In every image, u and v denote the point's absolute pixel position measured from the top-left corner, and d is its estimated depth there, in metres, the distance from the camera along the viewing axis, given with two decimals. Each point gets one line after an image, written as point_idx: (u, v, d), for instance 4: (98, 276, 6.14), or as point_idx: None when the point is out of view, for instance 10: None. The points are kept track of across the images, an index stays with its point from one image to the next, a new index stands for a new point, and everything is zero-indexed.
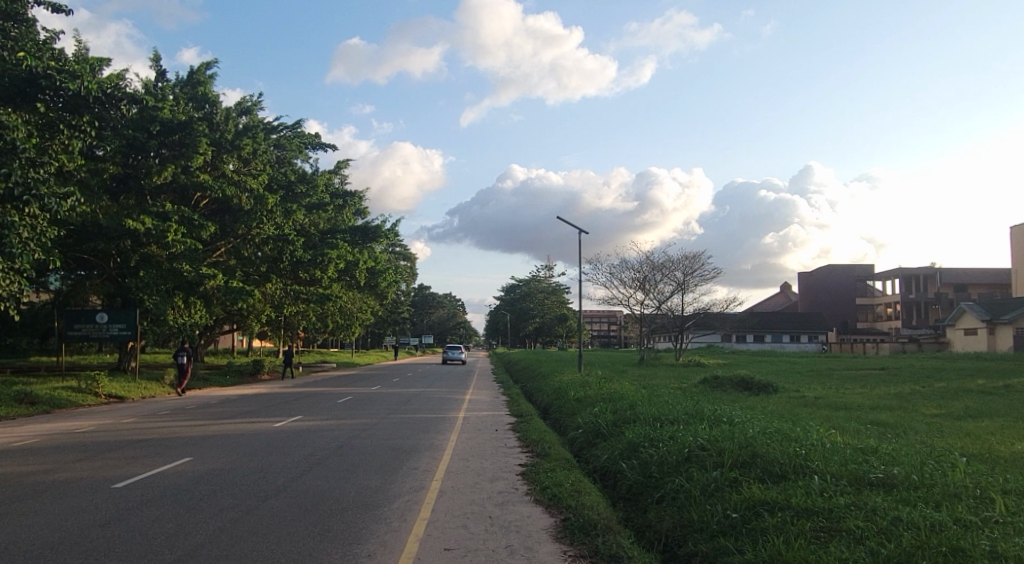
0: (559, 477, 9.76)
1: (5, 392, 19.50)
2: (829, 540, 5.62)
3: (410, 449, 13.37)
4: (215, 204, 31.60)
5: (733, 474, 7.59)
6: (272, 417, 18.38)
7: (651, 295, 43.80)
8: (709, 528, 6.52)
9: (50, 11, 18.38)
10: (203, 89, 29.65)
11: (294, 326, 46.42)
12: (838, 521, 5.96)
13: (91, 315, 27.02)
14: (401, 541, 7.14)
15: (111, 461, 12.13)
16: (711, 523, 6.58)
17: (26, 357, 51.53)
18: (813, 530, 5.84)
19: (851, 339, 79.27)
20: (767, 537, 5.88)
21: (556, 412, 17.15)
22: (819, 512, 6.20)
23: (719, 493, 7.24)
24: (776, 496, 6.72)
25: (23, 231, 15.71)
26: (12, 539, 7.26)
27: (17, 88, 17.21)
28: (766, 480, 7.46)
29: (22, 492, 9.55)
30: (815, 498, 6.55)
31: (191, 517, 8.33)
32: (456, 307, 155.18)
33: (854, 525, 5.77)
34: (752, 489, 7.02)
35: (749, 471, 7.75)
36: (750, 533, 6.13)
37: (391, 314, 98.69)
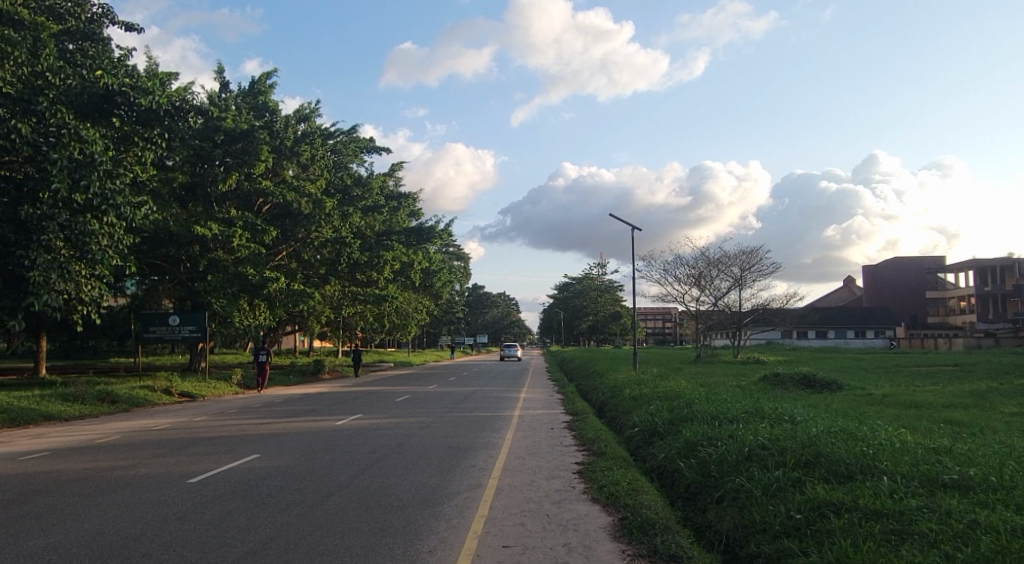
0: (616, 476, 9.79)
1: (88, 391, 20.61)
2: (900, 543, 5.55)
3: (467, 447, 13.58)
4: (277, 209, 32.57)
5: (796, 475, 7.51)
6: (333, 415, 18.94)
7: (707, 292, 43.18)
8: (772, 528, 6.48)
9: (123, 30, 19.33)
10: (263, 98, 30.60)
11: (352, 327, 47.44)
12: (909, 523, 5.87)
13: (164, 318, 28.18)
14: (460, 538, 7.33)
15: (185, 457, 12.74)
16: (774, 524, 6.54)
17: (106, 357, 54.41)
18: (882, 533, 5.77)
19: (920, 334, 76.50)
20: (832, 539, 5.84)
21: (611, 411, 17.13)
22: (889, 514, 6.10)
23: (782, 494, 7.18)
24: (843, 497, 6.64)
25: (102, 239, 16.66)
26: (98, 530, 7.76)
27: (95, 104, 17.74)
28: (831, 481, 7.35)
29: (105, 487, 10.12)
30: (884, 500, 6.44)
31: (260, 511, 8.71)
32: (510, 306, 156.07)
33: (927, 528, 5.68)
34: (817, 490, 6.95)
35: (813, 471, 7.66)
36: (815, 534, 6.09)
37: (446, 314, 100.02)
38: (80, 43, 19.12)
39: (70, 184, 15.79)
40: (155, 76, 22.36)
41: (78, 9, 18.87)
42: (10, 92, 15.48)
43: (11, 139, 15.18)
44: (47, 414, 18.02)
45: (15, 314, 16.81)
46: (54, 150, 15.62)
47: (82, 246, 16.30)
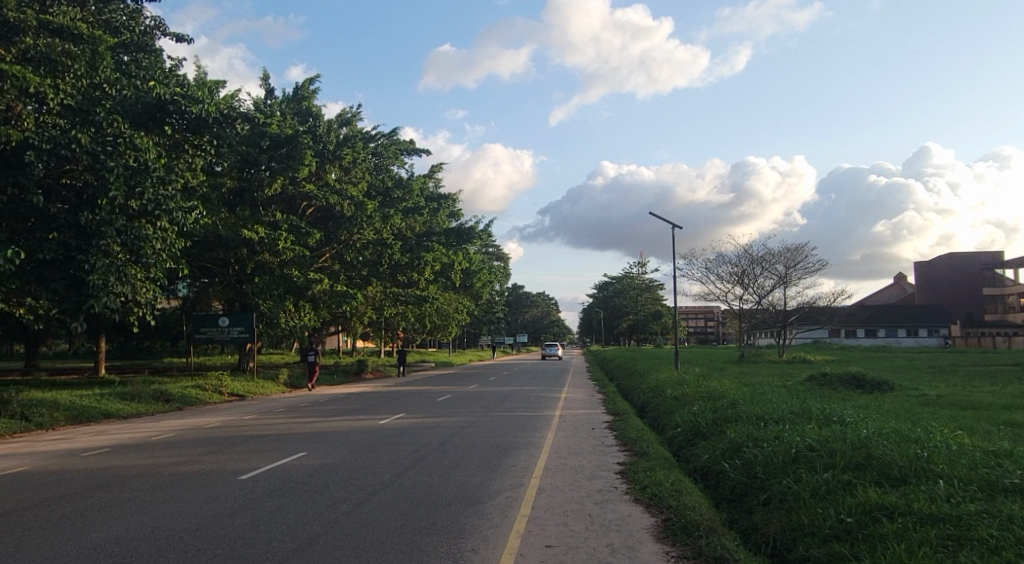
0: (659, 477, 9.78)
1: (144, 391, 21.33)
2: (959, 549, 5.46)
3: (508, 446, 13.70)
4: (320, 212, 33.15)
5: (847, 477, 7.43)
6: (377, 415, 19.28)
7: (750, 290, 42.57)
8: (822, 532, 6.42)
9: (174, 41, 19.96)
10: (306, 103, 31.24)
11: (394, 327, 48.05)
12: (967, 529, 5.77)
13: (214, 319, 28.93)
14: (503, 537, 7.44)
15: (236, 455, 13.16)
16: (823, 527, 6.49)
17: (159, 357, 56.16)
18: (938, 538, 5.69)
19: (976, 332, 74.17)
20: (886, 544, 5.78)
21: (653, 411, 17.08)
22: (945, 519, 6.01)
23: (832, 497, 7.10)
24: (895, 500, 6.56)
25: (157, 242, 17.52)
26: (156, 524, 8.08)
27: (148, 113, 18.71)
28: (884, 484, 7.23)
29: (162, 482, 10.53)
30: (940, 504, 6.34)
31: (308, 508, 8.95)
32: (550, 306, 156.07)
33: (986, 534, 5.58)
34: (868, 493, 6.87)
35: (864, 474, 7.55)
36: (867, 539, 6.03)
37: (486, 314, 100.50)
38: (135, 55, 19.86)
39: (126, 191, 16.49)
40: (205, 85, 23.08)
41: (133, 22, 19.46)
42: (70, 104, 16.20)
43: (72, 148, 15.82)
44: (106, 412, 18.74)
45: (77, 316, 17.36)
46: (111, 158, 16.29)
47: (137, 249, 17.03)
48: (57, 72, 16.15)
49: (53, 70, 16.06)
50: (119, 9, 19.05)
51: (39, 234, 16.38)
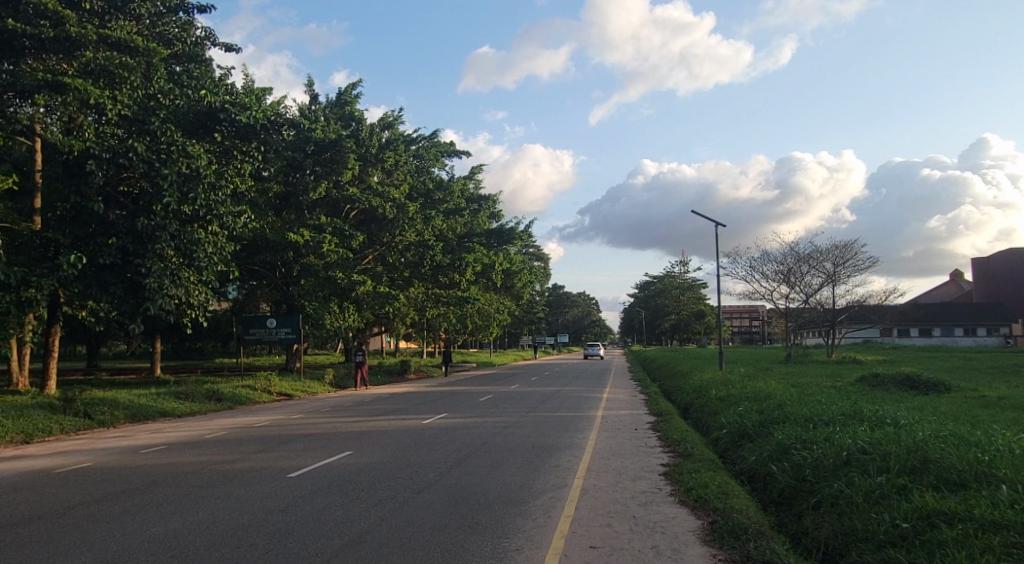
0: (704, 478, 9.73)
1: (197, 390, 22.00)
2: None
3: (551, 447, 13.75)
4: (363, 215, 33.67)
5: (901, 481, 7.29)
6: (421, 414, 19.54)
7: (797, 288, 41.77)
8: (876, 537, 6.33)
9: (223, 50, 20.54)
10: (349, 108, 31.75)
11: (437, 327, 48.50)
12: None
13: (262, 320, 29.61)
14: (547, 537, 7.51)
15: (285, 452, 13.51)
16: (877, 533, 6.39)
17: (210, 357, 57.77)
18: (1002, 545, 5.55)
19: None
20: (945, 551, 5.67)
21: (697, 412, 16.92)
22: (1008, 525, 5.86)
23: (886, 501, 6.98)
24: (954, 505, 6.41)
25: (208, 246, 18.17)
26: (210, 519, 8.35)
27: (199, 122, 19.75)
28: (941, 489, 7.08)
29: (215, 479, 10.87)
30: (1002, 510, 6.17)
31: (354, 505, 9.16)
32: (591, 306, 155.58)
33: None
34: (925, 498, 6.72)
35: (921, 478, 7.40)
36: (925, 545, 5.91)
37: (527, 314, 100.61)
38: (187, 65, 20.40)
39: (179, 197, 17.21)
40: (252, 93, 23.70)
41: (185, 33, 19.77)
42: (127, 114, 17.08)
43: (129, 156, 16.61)
44: (162, 411, 19.40)
45: (135, 319, 17.92)
46: (165, 166, 16.92)
47: (189, 253, 17.71)
48: (115, 83, 16.73)
49: (111, 82, 16.64)
50: (172, 22, 19.46)
51: (99, 239, 17.06)
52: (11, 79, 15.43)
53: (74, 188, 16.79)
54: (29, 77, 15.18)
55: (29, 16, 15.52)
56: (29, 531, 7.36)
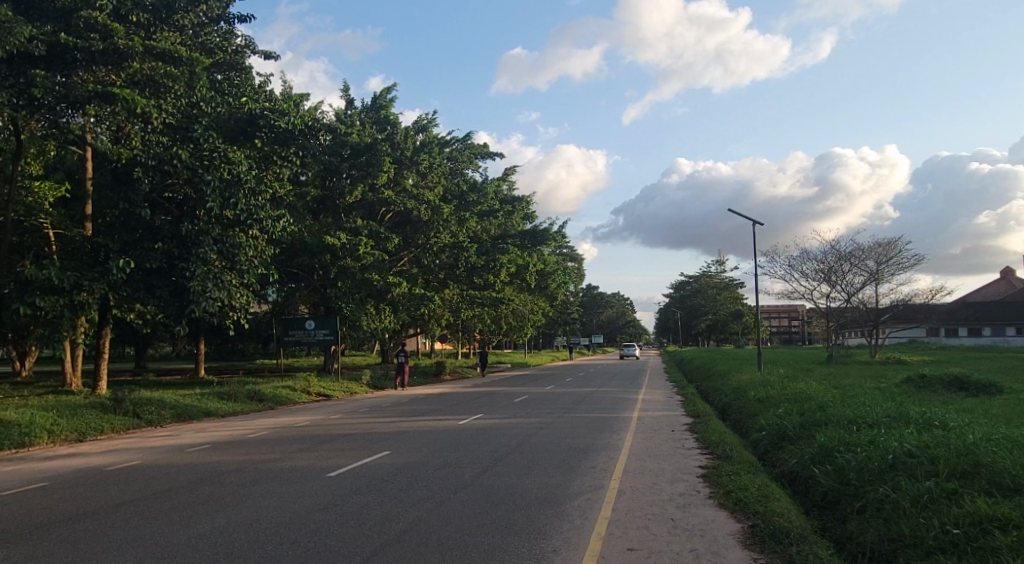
0: (743, 481, 9.65)
1: (239, 391, 22.50)
2: None
3: (587, 448, 13.74)
4: (398, 217, 34.01)
5: (951, 486, 7.12)
6: (458, 415, 19.67)
7: (838, 287, 40.97)
8: (925, 544, 6.21)
9: (262, 58, 20.95)
10: (384, 112, 32.07)
11: (471, 328, 48.77)
12: None
13: (301, 322, 30.07)
14: (584, 539, 7.51)
15: (325, 452, 13.76)
16: (927, 539, 6.26)
17: (251, 359, 58.93)
18: None
19: None
20: (998, 559, 5.53)
21: (735, 413, 16.72)
22: None
23: (935, 506, 6.84)
24: (1008, 511, 6.24)
25: (250, 250, 18.60)
26: (254, 517, 8.55)
27: (240, 128, 21.03)
28: (993, 494, 6.90)
29: (258, 477, 11.12)
30: None
31: (394, 504, 9.30)
32: (626, 306, 154.66)
33: None
34: (976, 503, 6.56)
35: (972, 483, 7.22)
36: (977, 552, 5.78)
37: (561, 314, 100.41)
38: (229, 74, 20.71)
39: (221, 202, 17.84)
40: (290, 99, 24.15)
41: (226, 42, 19.95)
42: (172, 123, 18.10)
43: (174, 163, 17.55)
44: (206, 411, 19.88)
45: (180, 321, 18.58)
46: (207, 172, 17.70)
47: (232, 256, 18.23)
48: (160, 92, 17.12)
49: (156, 92, 17.03)
50: (214, 31, 19.59)
51: (146, 244, 17.62)
52: (63, 90, 15.53)
53: (123, 195, 17.78)
54: (81, 88, 15.52)
55: (80, 30, 15.87)
56: (83, 527, 7.63)
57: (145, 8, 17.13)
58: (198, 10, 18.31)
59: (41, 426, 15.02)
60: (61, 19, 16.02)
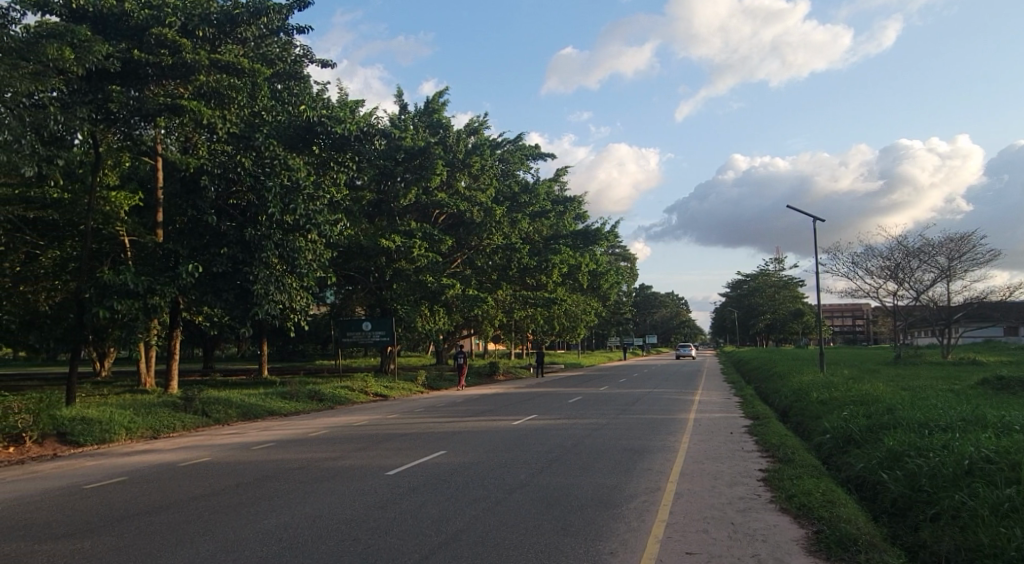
0: (807, 485, 9.43)
1: (301, 390, 23.12)
2: None
3: (644, 449, 13.64)
4: (451, 219, 34.34)
5: None
6: (512, 415, 19.75)
7: (906, 285, 39.59)
8: (1006, 554, 5.94)
9: (319, 67, 21.49)
10: (437, 115, 32.41)
11: (524, 329, 48.86)
12: None
13: (358, 324, 30.58)
14: (641, 542, 7.47)
15: (382, 450, 14.01)
16: (1007, 549, 6.00)
17: (311, 359, 60.40)
18: None
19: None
20: None
21: (797, 415, 16.32)
22: None
23: (1017, 515, 6.54)
24: None
25: (309, 253, 19.16)
26: (316, 513, 8.76)
27: (299, 135, 21.91)
28: None
29: (319, 475, 11.39)
30: None
31: (451, 504, 9.41)
32: (680, 306, 152.38)
33: None
34: None
35: None
36: None
37: (614, 314, 99.65)
38: (287, 82, 21.23)
39: (282, 208, 18.45)
40: (346, 106, 24.75)
41: (286, 52, 20.24)
42: (235, 132, 18.69)
43: (237, 171, 18.28)
44: (269, 409, 20.47)
45: (245, 323, 19.22)
46: (269, 179, 18.40)
47: (292, 260, 18.82)
48: (224, 103, 17.72)
49: (221, 102, 17.61)
50: (274, 42, 19.76)
51: (213, 249, 18.42)
52: (136, 104, 16.24)
53: (190, 203, 18.65)
54: (152, 102, 16.20)
55: (150, 46, 16.53)
56: (158, 520, 7.95)
57: (210, 22, 17.69)
58: (260, 22, 18.53)
59: (119, 423, 15.76)
60: (134, 37, 16.75)
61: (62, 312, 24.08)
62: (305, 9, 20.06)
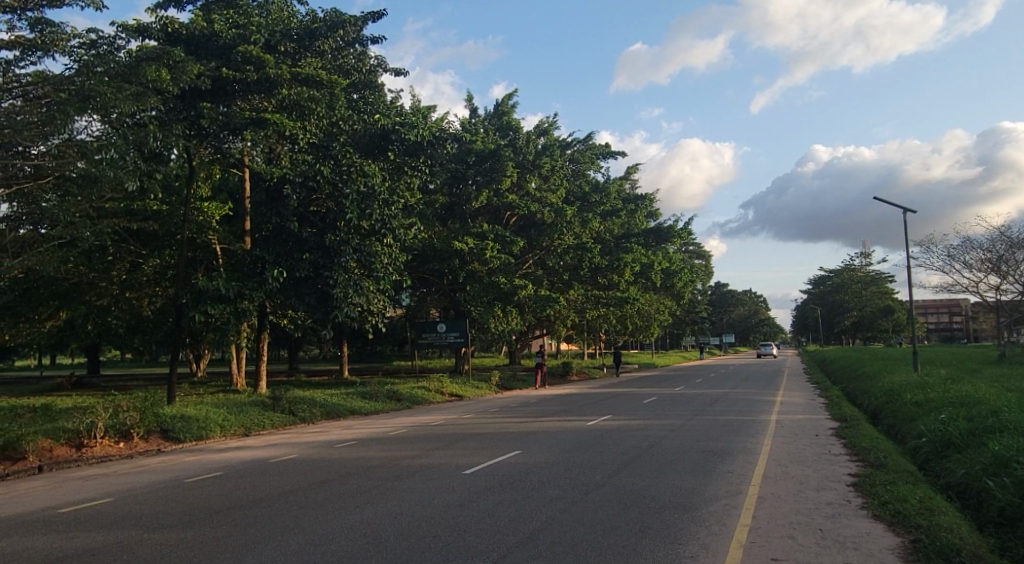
0: (903, 491, 8.96)
1: (380, 390, 23.66)
2: None
3: (723, 451, 13.27)
4: (522, 220, 34.45)
5: None
6: (587, 416, 19.62)
7: (1010, 278, 37.20)
8: None
9: (393, 75, 21.90)
10: (506, 117, 32.56)
11: (596, 329, 48.45)
12: None
13: (433, 325, 30.97)
14: (723, 546, 7.27)
15: (460, 449, 14.16)
16: None
17: (389, 360, 61.75)
18: None
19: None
20: None
21: (889, 418, 15.55)
22: None
23: None
24: None
25: (384, 257, 19.79)
26: (398, 510, 8.87)
27: (374, 142, 22.61)
28: None
29: (400, 473, 11.60)
30: None
31: (527, 503, 9.40)
32: (759, 304, 148.01)
33: None
34: None
35: None
36: None
37: (689, 313, 97.60)
38: (363, 92, 21.26)
39: (359, 213, 19.13)
40: (418, 112, 25.16)
41: (361, 63, 20.57)
42: (315, 142, 19.36)
43: (317, 179, 18.96)
44: (351, 408, 21.02)
45: (326, 325, 19.92)
46: (346, 186, 19.07)
47: (370, 264, 19.51)
48: (305, 115, 18.27)
49: (302, 115, 18.09)
50: (350, 53, 20.26)
51: (296, 254, 19.19)
52: (225, 118, 16.99)
53: (274, 211, 19.38)
54: (239, 116, 16.89)
55: (237, 63, 17.22)
56: (252, 513, 8.27)
57: (291, 37, 18.43)
58: (337, 35, 19.18)
59: (214, 421, 16.53)
60: (223, 55, 17.47)
61: (161, 317, 25.46)
62: (379, 19, 20.52)
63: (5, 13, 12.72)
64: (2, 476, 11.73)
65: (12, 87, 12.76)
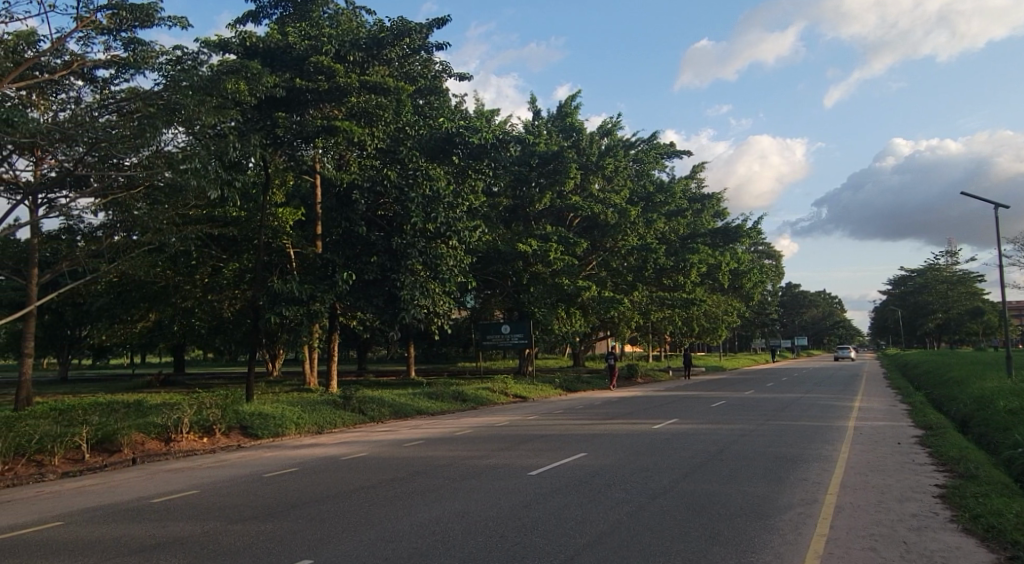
0: (997, 504, 8.47)
1: (446, 391, 23.93)
2: None
3: (797, 457, 12.86)
4: (586, 222, 34.29)
5: None
6: (653, 419, 19.33)
7: None
8: None
9: (457, 79, 22.14)
10: (569, 119, 32.44)
11: (662, 331, 47.68)
12: None
13: (497, 326, 31.14)
14: (799, 555, 7.04)
15: (526, 451, 14.17)
16: None
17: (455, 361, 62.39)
18: None
19: None
20: None
21: (979, 426, 14.71)
22: None
23: None
24: None
25: (448, 259, 20.10)
26: (465, 510, 8.92)
27: (440, 146, 22.99)
28: None
29: (467, 473, 11.70)
30: None
31: (594, 506, 9.31)
32: (834, 306, 142.72)
33: None
34: None
35: None
36: None
37: (757, 315, 94.98)
38: (428, 98, 21.45)
39: (425, 217, 19.49)
40: (481, 116, 25.42)
41: (426, 69, 20.84)
42: (382, 148, 19.79)
43: (384, 184, 19.40)
44: (418, 408, 21.32)
45: (394, 326, 20.38)
46: (411, 190, 19.44)
47: (434, 267, 19.85)
48: (373, 121, 18.68)
49: (370, 121, 18.47)
50: (415, 60, 20.63)
51: (365, 258, 19.69)
52: (298, 127, 17.53)
53: (344, 215, 19.91)
54: (312, 125, 17.40)
55: (310, 73, 17.78)
56: (326, 508, 8.48)
57: (360, 46, 18.85)
58: (404, 43, 19.47)
59: (289, 419, 17.05)
60: (296, 66, 17.98)
61: (241, 319, 26.49)
62: (443, 25, 20.78)
63: (102, 35, 13.48)
64: (101, 467, 12.46)
65: (107, 104, 13.57)
